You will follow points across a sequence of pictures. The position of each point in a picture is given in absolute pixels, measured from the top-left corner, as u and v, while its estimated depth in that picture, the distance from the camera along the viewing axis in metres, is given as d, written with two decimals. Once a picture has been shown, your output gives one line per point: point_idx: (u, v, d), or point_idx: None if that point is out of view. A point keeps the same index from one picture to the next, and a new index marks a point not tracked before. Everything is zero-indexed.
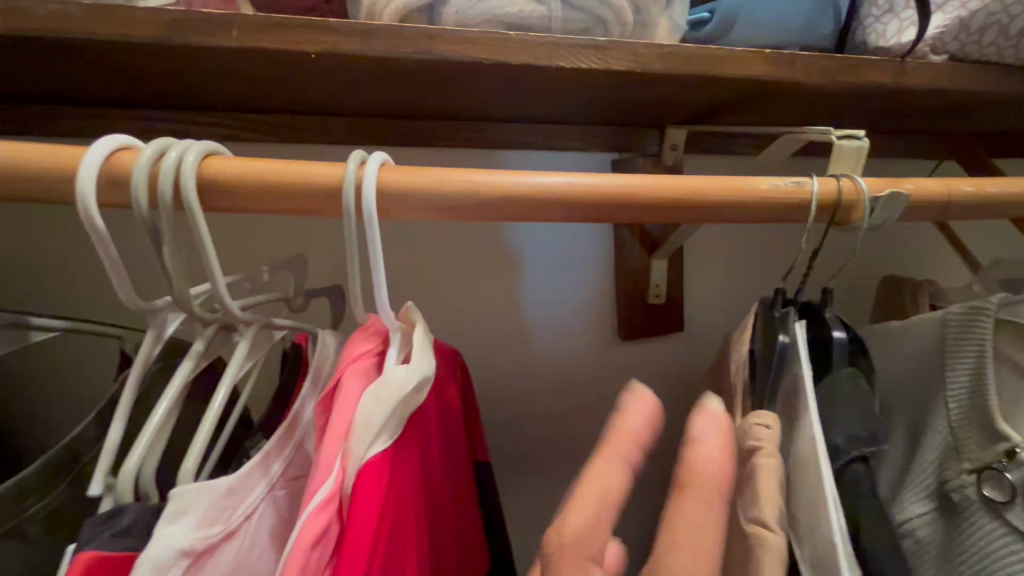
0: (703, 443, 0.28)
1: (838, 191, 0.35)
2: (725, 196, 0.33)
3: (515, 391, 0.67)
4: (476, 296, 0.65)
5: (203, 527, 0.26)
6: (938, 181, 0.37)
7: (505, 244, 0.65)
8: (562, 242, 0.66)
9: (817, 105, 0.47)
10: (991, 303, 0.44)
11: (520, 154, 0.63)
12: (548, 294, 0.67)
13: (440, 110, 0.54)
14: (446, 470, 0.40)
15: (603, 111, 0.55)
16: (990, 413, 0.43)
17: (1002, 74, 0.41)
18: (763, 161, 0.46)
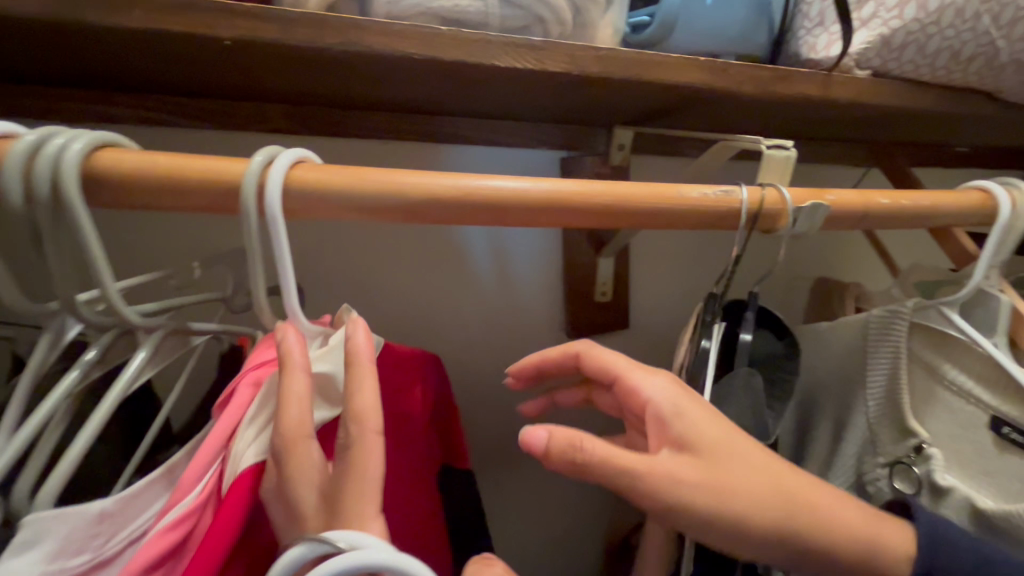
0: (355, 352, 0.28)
1: (761, 200, 0.36)
2: (655, 203, 0.33)
3: (459, 388, 0.66)
4: (421, 294, 0.63)
5: (59, 557, 0.23)
6: (857, 193, 0.39)
7: (451, 240, 0.63)
8: (510, 239, 0.66)
9: (753, 112, 0.48)
10: (906, 306, 0.46)
11: (467, 150, 0.62)
12: (495, 292, 0.66)
13: (381, 101, 0.52)
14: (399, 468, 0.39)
15: (549, 109, 0.55)
16: (903, 411, 0.46)
17: (916, 92, 0.43)
18: (700, 167, 0.47)
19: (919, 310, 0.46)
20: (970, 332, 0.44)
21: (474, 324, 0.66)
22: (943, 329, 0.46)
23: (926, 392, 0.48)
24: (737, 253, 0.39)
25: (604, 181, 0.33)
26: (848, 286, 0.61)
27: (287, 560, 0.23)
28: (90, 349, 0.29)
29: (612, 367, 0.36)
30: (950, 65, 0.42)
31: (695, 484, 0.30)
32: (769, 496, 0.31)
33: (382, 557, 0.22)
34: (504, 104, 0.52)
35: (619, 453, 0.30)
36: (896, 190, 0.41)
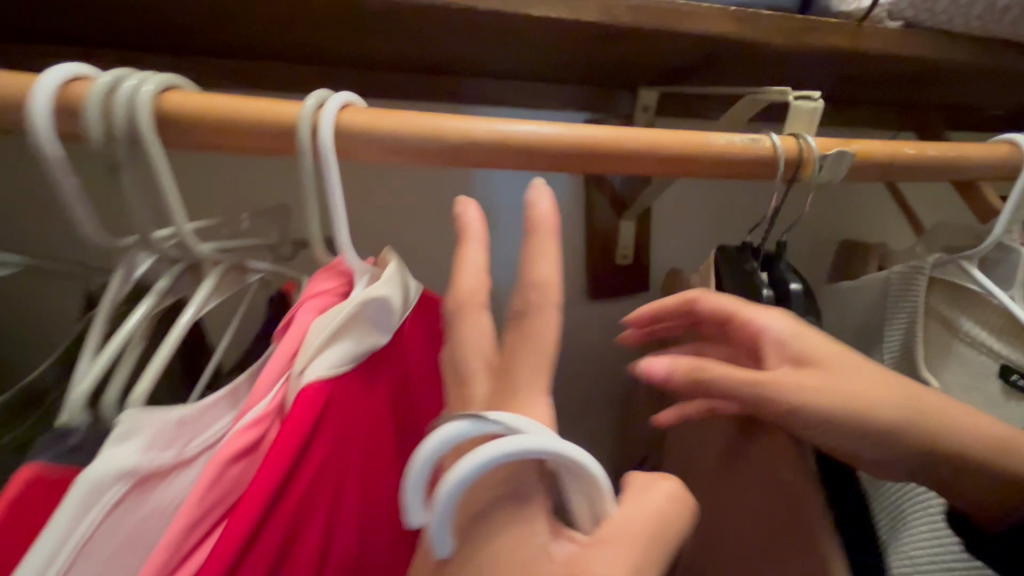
0: (535, 214, 0.27)
1: (785, 149, 0.37)
2: (684, 149, 0.35)
3: None
4: (448, 252, 0.66)
5: (151, 451, 0.26)
6: (883, 143, 0.39)
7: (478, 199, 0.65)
8: None
9: (783, 67, 0.48)
10: (927, 262, 0.47)
11: (495, 110, 0.63)
12: (519, 251, 0.68)
13: (413, 60, 0.53)
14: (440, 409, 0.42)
15: (577, 67, 0.56)
16: (916, 364, 0.48)
17: (949, 44, 0.43)
18: (726, 123, 0.47)
19: (941, 266, 0.47)
20: (990, 287, 0.45)
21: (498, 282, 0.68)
22: (963, 282, 0.46)
23: (943, 347, 0.49)
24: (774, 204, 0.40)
25: (635, 127, 0.34)
26: (871, 246, 0.61)
27: (450, 433, 0.23)
28: (161, 280, 0.32)
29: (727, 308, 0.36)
30: (985, 16, 0.42)
31: (820, 392, 0.30)
32: (892, 400, 0.31)
33: (548, 442, 0.22)
34: (533, 62, 0.53)
35: (735, 370, 0.32)
36: (922, 142, 0.41)
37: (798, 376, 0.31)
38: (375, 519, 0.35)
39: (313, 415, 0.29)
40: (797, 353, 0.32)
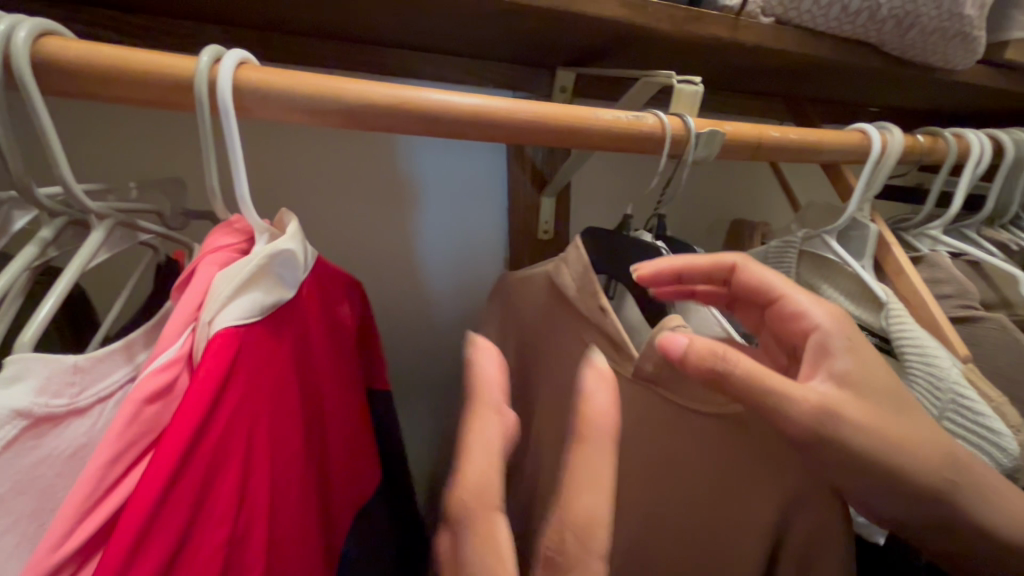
0: (594, 398, 0.31)
1: (666, 125, 0.41)
2: (574, 123, 0.38)
3: (408, 312, 0.71)
4: (370, 223, 0.67)
5: (44, 395, 0.26)
6: (751, 125, 0.44)
7: (401, 172, 0.66)
8: (460, 174, 0.69)
9: (678, 54, 0.53)
10: (796, 236, 0.55)
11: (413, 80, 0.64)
12: (442, 223, 0.70)
13: (330, 28, 0.53)
14: (342, 368, 0.45)
15: (495, 45, 0.58)
16: None
17: (814, 41, 0.49)
18: (626, 103, 0.51)
19: (808, 240, 0.55)
20: (846, 255, 0.51)
21: (421, 253, 0.70)
22: (823, 252, 0.54)
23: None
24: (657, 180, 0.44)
25: (530, 100, 0.37)
26: (758, 223, 0.69)
27: None
28: (43, 231, 0.31)
29: (770, 284, 0.42)
30: (840, 17, 0.47)
31: (859, 419, 0.35)
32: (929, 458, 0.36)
33: None
34: (447, 36, 0.54)
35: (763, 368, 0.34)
36: (786, 126, 0.47)
37: (839, 396, 0.35)
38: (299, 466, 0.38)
39: (223, 365, 0.31)
40: (841, 371, 0.36)
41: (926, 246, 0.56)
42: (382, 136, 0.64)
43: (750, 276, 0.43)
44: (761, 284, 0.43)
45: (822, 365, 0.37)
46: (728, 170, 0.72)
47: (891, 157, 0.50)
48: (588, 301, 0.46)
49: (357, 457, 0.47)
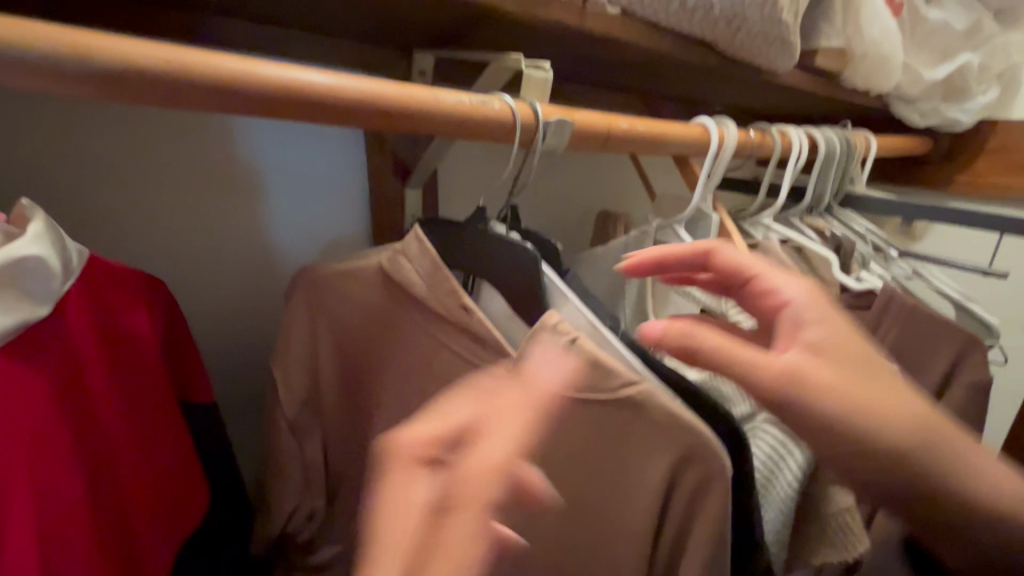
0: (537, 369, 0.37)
1: (513, 111, 0.39)
2: (410, 105, 0.34)
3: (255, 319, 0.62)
4: (201, 220, 0.56)
5: None
6: (600, 115, 0.44)
7: (235, 159, 0.57)
8: (310, 160, 0.62)
9: (530, 39, 0.51)
10: (650, 227, 0.56)
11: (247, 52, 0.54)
12: (292, 219, 0.62)
13: None
14: (146, 396, 0.37)
15: (336, 18, 0.51)
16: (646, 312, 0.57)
17: (657, 36, 0.50)
18: (480, 88, 0.49)
19: (661, 230, 0.57)
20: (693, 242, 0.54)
21: (269, 253, 0.62)
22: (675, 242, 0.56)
23: (665, 298, 0.58)
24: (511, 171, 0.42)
25: (358, 77, 0.33)
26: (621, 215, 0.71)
27: None
28: None
29: (746, 265, 0.39)
30: (679, 12, 0.49)
31: (821, 379, 0.33)
32: (909, 431, 0.34)
33: None
34: (277, 2, 0.47)
35: (728, 343, 0.34)
36: (636, 118, 0.47)
37: (810, 362, 0.34)
38: (87, 504, 0.33)
39: None
40: (814, 341, 0.34)
41: (759, 234, 0.61)
42: (208, 120, 0.54)
43: (727, 258, 0.40)
44: (736, 266, 0.39)
45: (796, 338, 0.35)
46: (592, 163, 0.73)
47: (729, 149, 0.53)
48: (446, 299, 0.43)
49: (183, 499, 0.39)
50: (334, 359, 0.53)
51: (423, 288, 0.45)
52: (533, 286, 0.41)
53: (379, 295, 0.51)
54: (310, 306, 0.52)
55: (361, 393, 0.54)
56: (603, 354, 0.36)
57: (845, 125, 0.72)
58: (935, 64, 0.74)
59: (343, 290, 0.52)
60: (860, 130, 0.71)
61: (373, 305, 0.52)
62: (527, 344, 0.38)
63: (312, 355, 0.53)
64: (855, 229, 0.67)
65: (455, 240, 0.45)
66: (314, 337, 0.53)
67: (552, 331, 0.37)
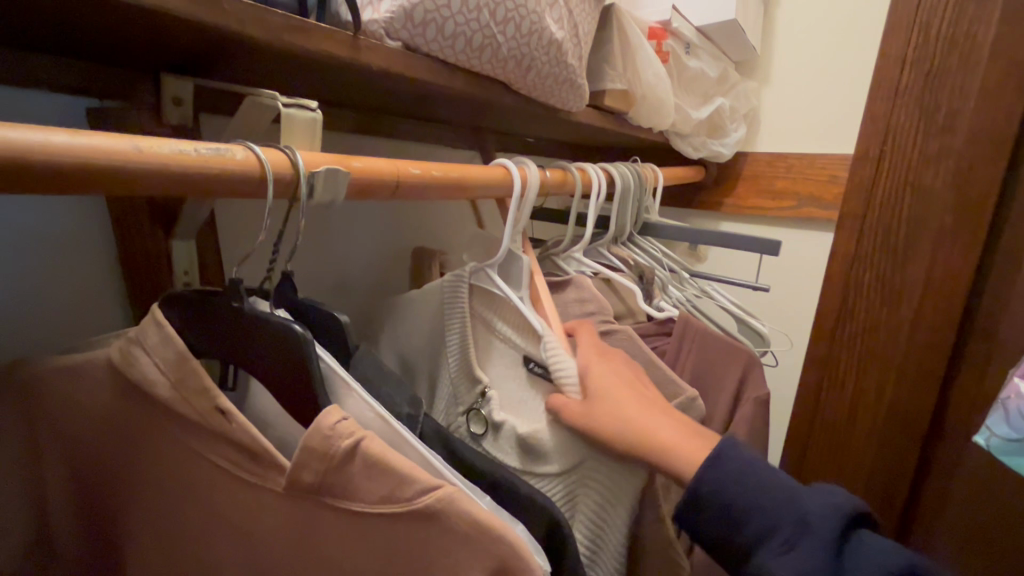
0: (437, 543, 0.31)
1: (263, 163, 0.31)
2: (91, 163, 0.25)
3: None
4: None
5: None
6: (385, 161, 0.39)
7: None
8: (18, 222, 0.47)
9: (303, 70, 0.45)
10: (465, 272, 0.52)
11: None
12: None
13: None
14: None
15: (23, 25, 0.39)
16: (470, 362, 0.51)
17: (447, 74, 0.47)
18: (237, 127, 0.40)
19: (476, 275, 0.53)
20: (505, 288, 0.52)
21: None
22: (492, 288, 0.53)
23: (488, 350, 0.53)
24: (268, 232, 0.34)
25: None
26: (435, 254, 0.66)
27: None
28: None
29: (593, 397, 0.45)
30: (467, 51, 0.46)
31: None
32: None
33: None
34: None
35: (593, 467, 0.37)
36: (429, 163, 0.43)
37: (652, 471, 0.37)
38: None
39: None
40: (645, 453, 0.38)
41: (572, 268, 0.62)
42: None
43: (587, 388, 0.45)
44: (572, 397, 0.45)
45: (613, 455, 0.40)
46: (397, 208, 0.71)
47: (533, 189, 0.52)
48: (195, 401, 0.33)
49: None
50: (68, 486, 0.38)
51: (166, 388, 0.33)
52: (306, 375, 0.34)
53: (108, 397, 0.35)
54: (19, 422, 0.36)
55: (106, 525, 0.39)
56: (393, 454, 0.31)
57: (636, 159, 0.78)
58: (699, 106, 0.85)
59: (68, 398, 0.36)
60: (648, 164, 0.78)
61: (108, 413, 0.36)
62: (300, 453, 0.31)
63: (22, 492, 0.36)
64: (654, 256, 0.73)
65: (213, 325, 0.37)
66: (29, 460, 0.36)
67: (327, 435, 0.30)
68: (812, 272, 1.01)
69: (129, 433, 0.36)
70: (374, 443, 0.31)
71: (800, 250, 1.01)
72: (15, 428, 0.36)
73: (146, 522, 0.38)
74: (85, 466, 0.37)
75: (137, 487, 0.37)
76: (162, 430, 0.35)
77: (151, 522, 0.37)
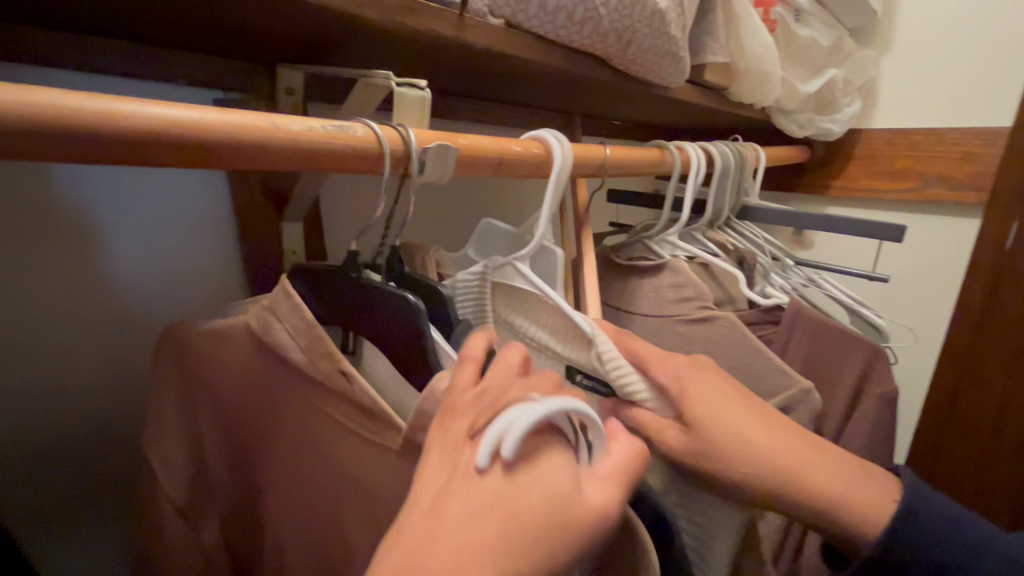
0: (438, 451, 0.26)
1: (382, 137, 0.33)
2: (244, 139, 0.27)
3: (80, 386, 0.50)
4: (15, 287, 0.45)
5: None
6: (490, 138, 0.39)
7: (60, 203, 0.46)
8: (163, 199, 0.52)
9: (409, 51, 0.46)
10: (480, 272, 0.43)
11: (68, 79, 0.48)
12: (151, 272, 0.52)
13: None
14: None
15: (171, 22, 0.43)
16: None
17: (547, 50, 0.46)
18: (351, 109, 0.41)
19: (495, 273, 0.43)
20: (538, 283, 0.42)
21: (129, 303, 0.51)
22: (514, 282, 0.43)
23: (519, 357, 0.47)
24: (383, 206, 0.35)
25: (175, 102, 0.26)
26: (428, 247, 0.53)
27: None
28: None
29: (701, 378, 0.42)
30: (568, 26, 0.45)
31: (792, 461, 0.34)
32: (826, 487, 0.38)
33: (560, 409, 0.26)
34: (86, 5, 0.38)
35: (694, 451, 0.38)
36: (528, 142, 0.42)
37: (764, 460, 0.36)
38: None
39: None
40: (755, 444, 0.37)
41: (667, 253, 0.59)
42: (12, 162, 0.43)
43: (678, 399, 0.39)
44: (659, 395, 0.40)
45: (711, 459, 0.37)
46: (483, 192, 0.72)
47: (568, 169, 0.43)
48: (322, 362, 0.35)
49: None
50: (215, 435, 0.42)
51: (299, 352, 0.36)
52: (416, 342, 0.36)
53: (249, 357, 0.39)
54: (176, 377, 0.40)
55: (246, 472, 0.42)
56: None
57: (737, 138, 0.73)
58: (807, 79, 0.78)
59: (212, 356, 0.40)
60: (749, 143, 0.73)
61: (246, 372, 0.40)
62: (416, 415, 0.32)
63: (181, 437, 0.41)
64: (755, 240, 0.68)
65: (332, 292, 0.39)
66: (185, 409, 0.41)
67: (438, 401, 0.31)
68: (928, 261, 0.93)
69: (267, 393, 0.39)
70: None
71: (929, 236, 0.92)
72: (174, 381, 0.40)
73: (282, 472, 0.41)
74: (229, 417, 0.41)
75: (273, 444, 0.40)
76: (292, 384, 0.38)
77: (284, 478, 0.40)
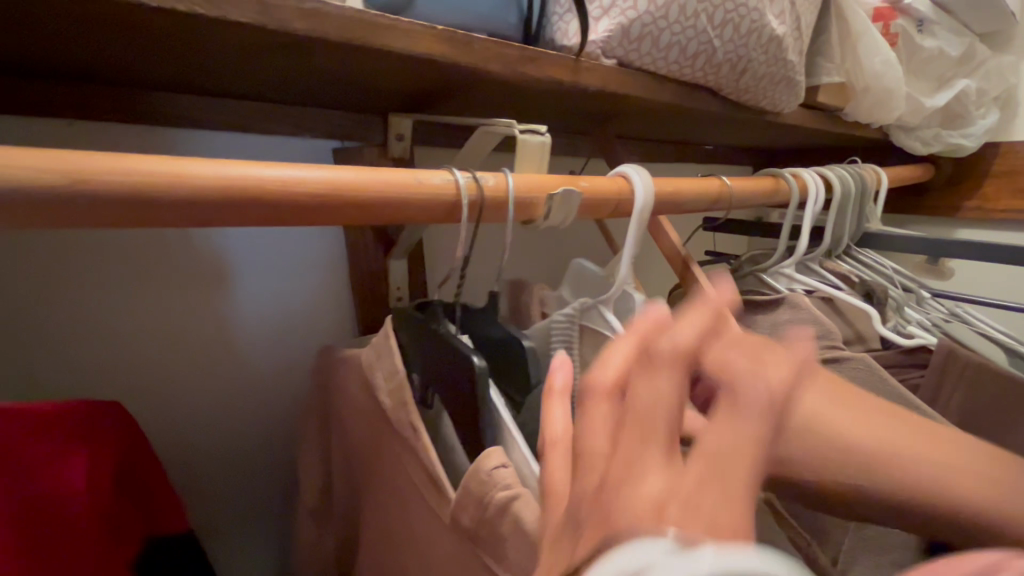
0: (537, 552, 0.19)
1: (505, 186, 0.33)
2: (391, 193, 0.28)
3: (201, 416, 0.54)
4: (170, 327, 0.51)
5: None
6: (606, 180, 0.38)
7: (205, 251, 0.51)
8: (287, 243, 0.56)
9: (520, 96, 0.47)
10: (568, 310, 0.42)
11: (216, 140, 0.54)
12: (272, 312, 0.56)
13: (56, 58, 0.38)
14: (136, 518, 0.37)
15: (311, 83, 0.47)
16: None
17: (657, 85, 0.46)
18: (467, 153, 0.43)
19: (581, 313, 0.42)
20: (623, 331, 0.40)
21: (250, 344, 0.56)
22: (604, 330, 0.42)
23: None
24: (462, 253, 0.34)
25: (330, 165, 0.27)
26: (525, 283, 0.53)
27: None
28: None
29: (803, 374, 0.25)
30: (680, 60, 0.44)
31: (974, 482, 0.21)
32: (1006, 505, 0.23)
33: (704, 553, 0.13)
34: (239, 73, 0.43)
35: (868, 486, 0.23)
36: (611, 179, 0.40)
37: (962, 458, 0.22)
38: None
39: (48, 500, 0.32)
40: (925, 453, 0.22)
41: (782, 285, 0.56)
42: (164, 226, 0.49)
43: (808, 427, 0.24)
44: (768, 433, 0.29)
45: None
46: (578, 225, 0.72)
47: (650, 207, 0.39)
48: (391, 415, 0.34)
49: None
50: (336, 459, 0.45)
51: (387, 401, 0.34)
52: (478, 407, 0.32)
53: (347, 392, 0.41)
54: (320, 396, 0.46)
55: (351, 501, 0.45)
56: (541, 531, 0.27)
57: (856, 159, 0.68)
58: (934, 92, 0.71)
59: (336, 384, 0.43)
60: (870, 164, 0.68)
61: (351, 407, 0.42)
62: (459, 492, 0.30)
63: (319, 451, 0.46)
64: (881, 271, 0.62)
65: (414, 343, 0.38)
66: (324, 427, 0.46)
67: (485, 480, 0.29)
68: None
69: (359, 430, 0.41)
70: (526, 510, 0.28)
71: None
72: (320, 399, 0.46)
73: (370, 511, 0.41)
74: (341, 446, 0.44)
75: (364, 480, 0.41)
76: (373, 427, 0.38)
77: (373, 517, 0.41)
